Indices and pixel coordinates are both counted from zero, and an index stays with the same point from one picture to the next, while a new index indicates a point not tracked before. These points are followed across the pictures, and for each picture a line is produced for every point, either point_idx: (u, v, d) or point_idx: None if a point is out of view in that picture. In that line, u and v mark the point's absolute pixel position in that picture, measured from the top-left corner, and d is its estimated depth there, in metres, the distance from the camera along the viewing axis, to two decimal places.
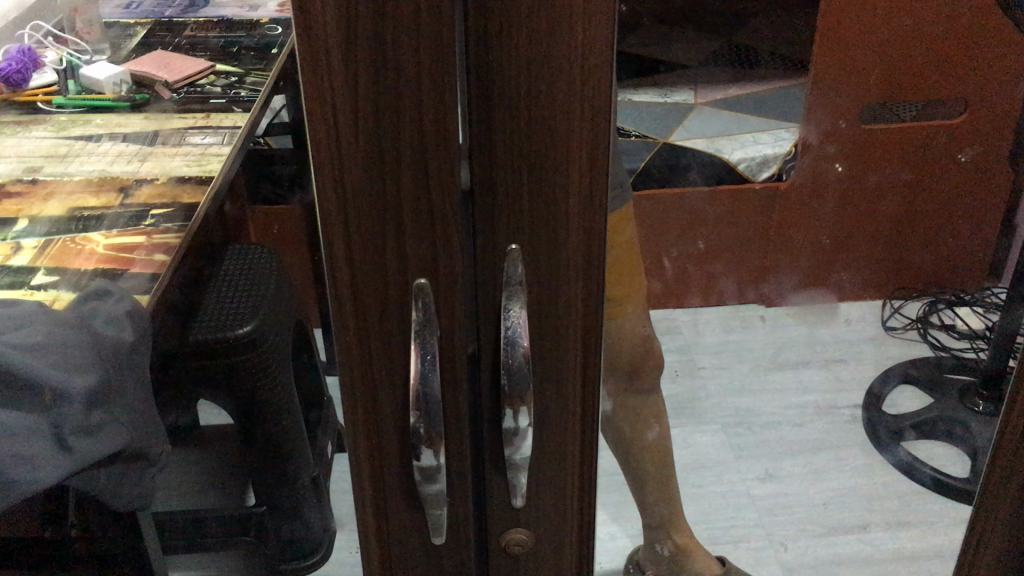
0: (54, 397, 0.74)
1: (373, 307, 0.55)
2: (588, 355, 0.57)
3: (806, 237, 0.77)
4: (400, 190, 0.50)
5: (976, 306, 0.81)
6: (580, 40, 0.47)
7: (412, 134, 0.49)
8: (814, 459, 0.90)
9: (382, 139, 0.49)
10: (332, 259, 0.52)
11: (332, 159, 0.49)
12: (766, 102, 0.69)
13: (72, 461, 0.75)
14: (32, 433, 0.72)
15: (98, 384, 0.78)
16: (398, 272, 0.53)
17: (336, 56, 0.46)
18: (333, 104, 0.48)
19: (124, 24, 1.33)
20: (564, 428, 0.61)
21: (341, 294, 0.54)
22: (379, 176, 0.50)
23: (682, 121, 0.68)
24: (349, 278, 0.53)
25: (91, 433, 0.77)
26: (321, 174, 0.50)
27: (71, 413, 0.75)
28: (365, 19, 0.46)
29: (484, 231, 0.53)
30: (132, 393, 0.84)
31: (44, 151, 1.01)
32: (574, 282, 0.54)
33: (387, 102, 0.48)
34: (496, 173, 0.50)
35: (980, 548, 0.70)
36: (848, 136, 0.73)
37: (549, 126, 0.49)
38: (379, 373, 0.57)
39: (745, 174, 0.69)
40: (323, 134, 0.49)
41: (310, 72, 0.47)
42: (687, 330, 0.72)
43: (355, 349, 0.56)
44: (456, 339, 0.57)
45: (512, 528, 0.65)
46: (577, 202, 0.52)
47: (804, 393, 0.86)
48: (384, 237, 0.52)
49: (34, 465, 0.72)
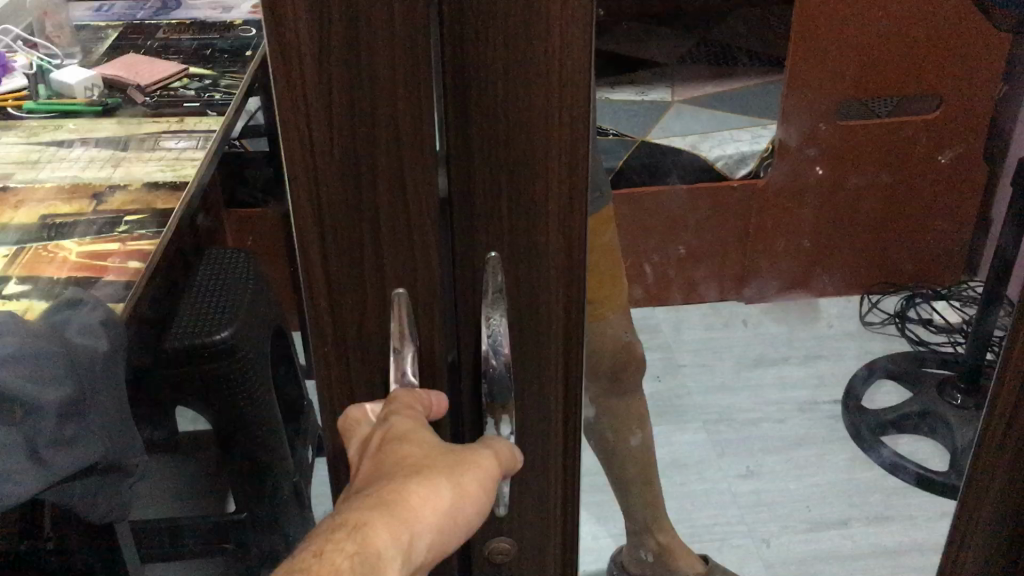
0: (26, 410, 0.73)
1: (350, 318, 0.54)
2: (570, 360, 0.57)
3: (785, 236, 0.77)
4: (377, 200, 0.50)
5: (953, 299, 0.81)
6: (557, 45, 0.46)
7: (388, 143, 0.48)
8: (794, 456, 0.90)
9: (358, 148, 0.48)
10: (308, 271, 0.52)
11: (307, 169, 0.49)
12: (745, 99, 0.68)
13: (44, 476, 0.73)
14: (5, 451, 0.71)
15: (71, 398, 0.77)
16: (376, 281, 0.52)
17: (310, 64, 0.46)
18: (305, 113, 0.47)
19: (95, 27, 1.32)
20: (546, 434, 0.60)
21: (319, 305, 0.53)
22: (355, 185, 0.49)
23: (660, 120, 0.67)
24: (326, 288, 0.53)
25: (65, 446, 0.76)
26: (295, 184, 0.49)
27: (45, 426, 0.73)
28: (337, 25, 0.45)
29: (464, 238, 0.52)
30: (108, 406, 0.83)
31: (15, 157, 0.99)
32: (554, 290, 0.54)
33: (361, 110, 0.47)
34: (475, 180, 0.50)
35: (964, 544, 0.71)
36: (829, 140, 0.73)
37: (528, 132, 0.48)
38: (362, 381, 0.57)
39: (723, 171, 0.69)
40: (296, 144, 0.48)
41: (283, 80, 0.46)
42: (670, 333, 0.71)
43: (334, 361, 0.56)
44: (436, 353, 0.56)
45: (494, 537, 0.64)
46: (556, 208, 0.51)
47: (783, 391, 0.86)
48: (361, 247, 0.51)
49: (4, 483, 0.70)
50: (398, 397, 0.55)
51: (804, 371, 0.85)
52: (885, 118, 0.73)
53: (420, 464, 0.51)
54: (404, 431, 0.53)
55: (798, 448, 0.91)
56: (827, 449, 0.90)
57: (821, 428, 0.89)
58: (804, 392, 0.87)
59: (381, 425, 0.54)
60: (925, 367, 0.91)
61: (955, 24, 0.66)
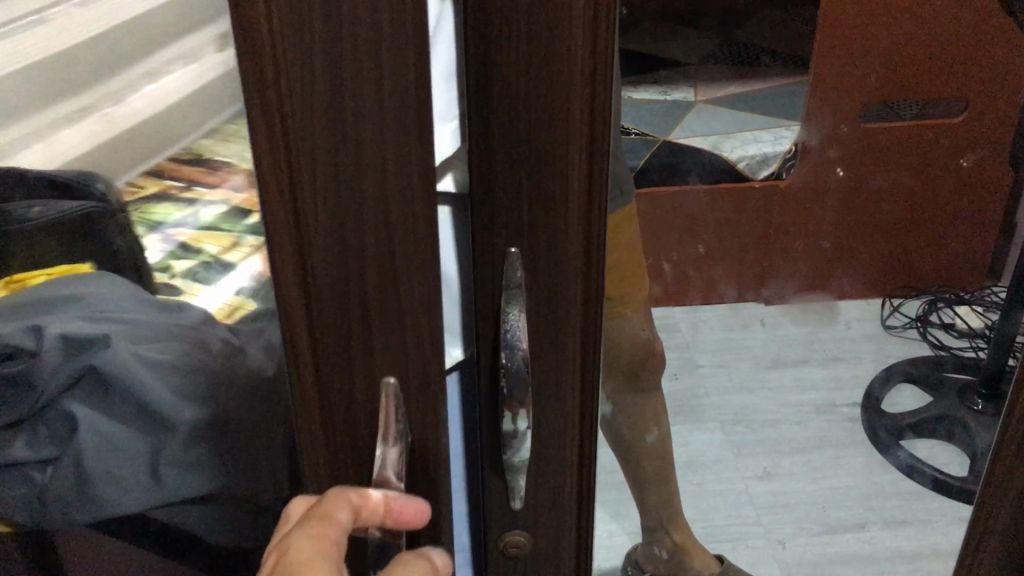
0: (168, 425, 0.88)
1: (339, 383, 0.55)
2: (588, 354, 0.57)
3: (805, 241, 0.77)
4: (361, 224, 0.49)
5: (976, 305, 0.79)
6: (581, 44, 0.46)
7: (375, 213, 0.49)
8: (815, 457, 0.90)
9: (341, 173, 0.48)
10: (288, 297, 0.52)
11: (284, 198, 0.48)
12: (767, 100, 0.68)
13: (160, 493, 0.89)
14: (134, 455, 0.88)
15: (203, 423, 0.90)
16: (363, 346, 0.54)
17: (293, 93, 0.45)
18: (293, 187, 0.48)
19: None
20: (563, 429, 0.60)
21: (297, 332, 0.53)
22: (341, 252, 0.50)
23: (682, 119, 0.65)
24: (306, 315, 0.52)
25: (189, 467, 0.90)
26: (281, 252, 0.50)
27: (171, 445, 0.88)
28: (321, 76, 0.45)
29: (482, 235, 0.52)
30: (223, 443, 0.90)
31: None
32: (573, 285, 0.54)
33: (346, 182, 0.48)
34: (492, 200, 0.51)
35: (982, 540, 0.70)
36: (850, 142, 0.73)
37: (548, 130, 0.49)
38: (354, 430, 0.58)
39: (745, 172, 0.70)
40: (281, 214, 0.49)
41: (268, 155, 0.47)
42: (687, 331, 0.72)
43: (310, 388, 0.55)
44: (430, 412, 0.58)
45: (510, 529, 0.64)
46: (577, 206, 0.51)
47: (803, 392, 0.87)
48: (344, 272, 0.51)
49: (123, 487, 0.87)
50: (326, 497, 0.57)
51: (826, 371, 0.86)
52: (912, 121, 0.73)
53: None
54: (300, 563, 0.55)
55: (817, 449, 0.90)
56: (845, 452, 0.90)
57: (840, 431, 0.91)
58: (823, 394, 0.87)
59: (286, 543, 0.56)
60: (945, 371, 0.87)
61: (980, 31, 0.66)
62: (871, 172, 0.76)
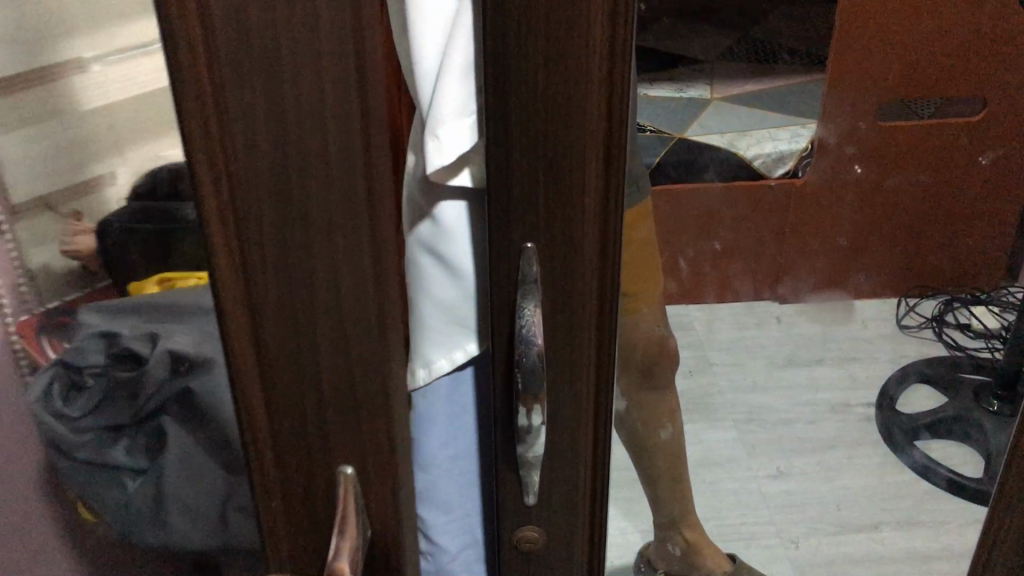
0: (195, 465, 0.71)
1: (296, 469, 0.49)
2: (603, 350, 0.56)
3: (823, 237, 0.77)
4: (315, 293, 0.44)
5: (992, 305, 0.79)
6: (599, 40, 0.46)
7: (326, 295, 0.44)
8: (827, 457, 0.90)
9: (293, 235, 0.43)
10: (246, 379, 0.47)
11: (237, 274, 0.44)
12: (785, 97, 0.70)
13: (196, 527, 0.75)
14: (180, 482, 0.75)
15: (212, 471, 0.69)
16: (332, 416, 0.48)
17: (240, 151, 0.41)
18: (246, 263, 0.43)
19: None
20: (577, 425, 0.59)
21: (254, 413, 0.48)
22: (294, 328, 0.45)
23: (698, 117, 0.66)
24: (265, 397, 0.47)
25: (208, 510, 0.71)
26: (238, 345, 0.46)
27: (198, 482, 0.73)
28: (267, 136, 0.40)
29: (499, 233, 0.52)
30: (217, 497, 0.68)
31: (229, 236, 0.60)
32: (589, 283, 0.53)
33: (299, 259, 0.43)
34: (511, 200, 0.51)
35: (998, 545, 0.66)
36: (869, 137, 0.72)
37: (565, 125, 0.48)
38: (317, 521, 0.51)
39: (761, 170, 0.70)
40: (239, 300, 0.44)
41: (221, 237, 0.43)
42: (702, 329, 0.72)
43: (273, 471, 0.49)
44: (388, 513, 0.51)
45: (524, 524, 0.63)
46: (593, 202, 0.51)
47: (814, 391, 0.89)
48: (300, 350, 0.46)
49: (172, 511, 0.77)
50: None
51: (840, 371, 0.87)
52: (928, 120, 0.72)
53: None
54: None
55: (830, 449, 0.90)
56: (857, 452, 0.91)
57: (852, 430, 0.90)
58: (837, 392, 0.89)
59: None
60: (961, 372, 0.87)
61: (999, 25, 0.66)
62: (892, 170, 0.75)
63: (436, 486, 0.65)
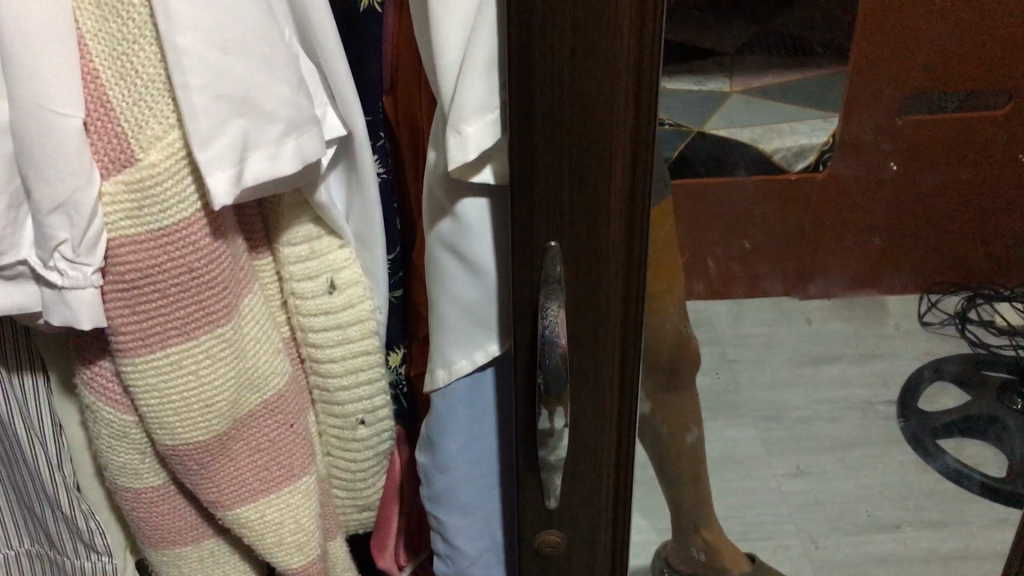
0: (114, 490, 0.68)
1: None
2: (627, 353, 0.55)
3: (855, 237, 0.73)
4: None
5: (1016, 302, 0.75)
6: (629, 32, 0.45)
7: None
8: (847, 455, 0.86)
9: None
10: None
11: None
12: (805, 89, 0.64)
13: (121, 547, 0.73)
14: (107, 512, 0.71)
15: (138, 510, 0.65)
16: None
17: None
18: None
19: None
20: (600, 429, 0.58)
21: None
22: None
23: (718, 109, 0.61)
24: None
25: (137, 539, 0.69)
26: None
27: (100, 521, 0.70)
28: None
29: (523, 231, 0.50)
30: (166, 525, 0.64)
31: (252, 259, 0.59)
32: (615, 281, 0.52)
33: None
34: (534, 195, 0.49)
35: None
36: (902, 135, 0.69)
37: (594, 120, 0.47)
38: None
39: (781, 164, 0.65)
40: None
41: None
42: (726, 328, 0.71)
43: None
44: None
45: (545, 528, 0.62)
46: (619, 198, 0.49)
47: (838, 389, 0.82)
48: None
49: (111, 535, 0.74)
50: None
51: (860, 369, 0.82)
52: (951, 112, 0.68)
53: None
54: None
55: (850, 448, 0.85)
56: (882, 452, 0.86)
57: (874, 428, 0.85)
58: (860, 391, 0.83)
59: None
60: (983, 369, 0.81)
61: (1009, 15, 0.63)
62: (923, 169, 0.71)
63: (457, 489, 0.64)
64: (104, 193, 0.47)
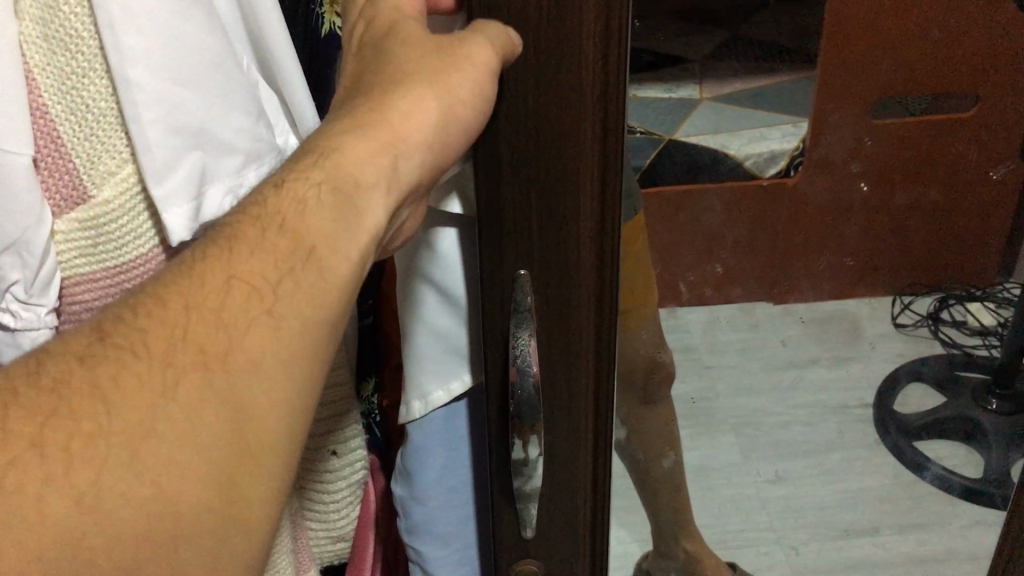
0: None
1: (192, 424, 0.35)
2: (600, 383, 0.54)
3: (825, 255, 0.73)
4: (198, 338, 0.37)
5: (987, 302, 0.72)
6: (591, 58, 0.44)
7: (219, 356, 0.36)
8: (825, 459, 0.86)
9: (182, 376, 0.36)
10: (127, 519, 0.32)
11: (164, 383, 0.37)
12: (775, 95, 0.63)
13: None
14: None
15: None
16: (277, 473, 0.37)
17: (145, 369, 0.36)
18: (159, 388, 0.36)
19: None
20: (575, 461, 0.57)
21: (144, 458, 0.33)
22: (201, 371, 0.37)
23: (687, 116, 0.60)
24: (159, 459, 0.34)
25: None
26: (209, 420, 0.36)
27: None
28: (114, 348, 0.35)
29: (491, 260, 0.50)
30: None
31: None
32: (586, 308, 0.51)
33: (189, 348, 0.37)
34: (503, 225, 0.48)
35: None
36: (876, 158, 0.67)
37: (558, 149, 0.46)
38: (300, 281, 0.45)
39: (752, 171, 0.65)
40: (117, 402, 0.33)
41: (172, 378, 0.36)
42: (701, 338, 0.69)
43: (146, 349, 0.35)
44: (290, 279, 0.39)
45: (522, 558, 0.61)
46: (588, 225, 0.49)
47: (814, 394, 0.83)
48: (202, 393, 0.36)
49: None
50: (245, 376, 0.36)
51: (835, 372, 0.83)
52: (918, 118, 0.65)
53: (171, 493, 0.33)
54: (175, 448, 0.34)
55: (826, 451, 0.86)
56: (858, 455, 0.86)
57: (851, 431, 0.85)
58: (835, 395, 0.83)
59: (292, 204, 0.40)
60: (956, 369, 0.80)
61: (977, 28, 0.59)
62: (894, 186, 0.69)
63: (434, 520, 0.63)
64: (57, 231, 0.47)
